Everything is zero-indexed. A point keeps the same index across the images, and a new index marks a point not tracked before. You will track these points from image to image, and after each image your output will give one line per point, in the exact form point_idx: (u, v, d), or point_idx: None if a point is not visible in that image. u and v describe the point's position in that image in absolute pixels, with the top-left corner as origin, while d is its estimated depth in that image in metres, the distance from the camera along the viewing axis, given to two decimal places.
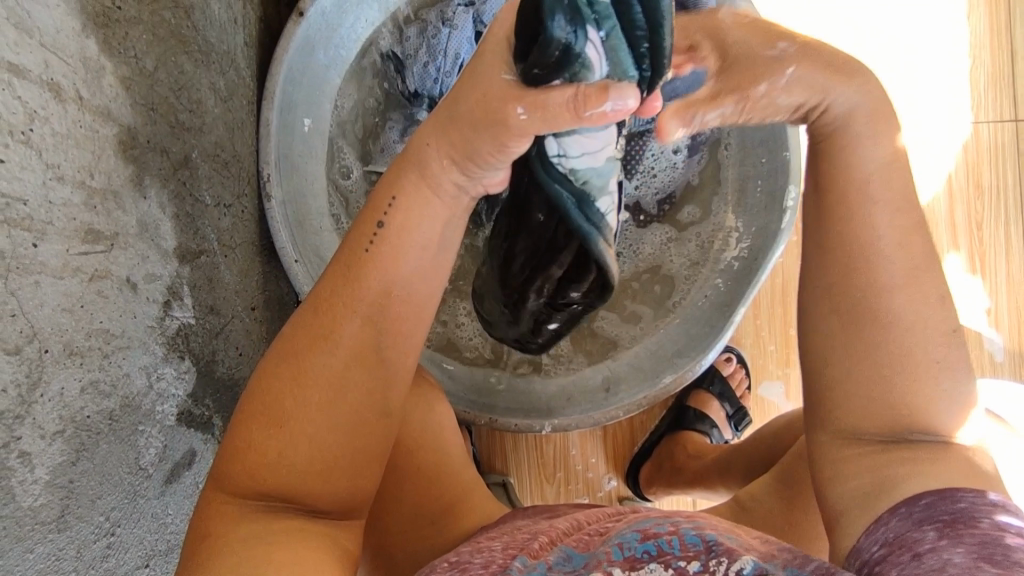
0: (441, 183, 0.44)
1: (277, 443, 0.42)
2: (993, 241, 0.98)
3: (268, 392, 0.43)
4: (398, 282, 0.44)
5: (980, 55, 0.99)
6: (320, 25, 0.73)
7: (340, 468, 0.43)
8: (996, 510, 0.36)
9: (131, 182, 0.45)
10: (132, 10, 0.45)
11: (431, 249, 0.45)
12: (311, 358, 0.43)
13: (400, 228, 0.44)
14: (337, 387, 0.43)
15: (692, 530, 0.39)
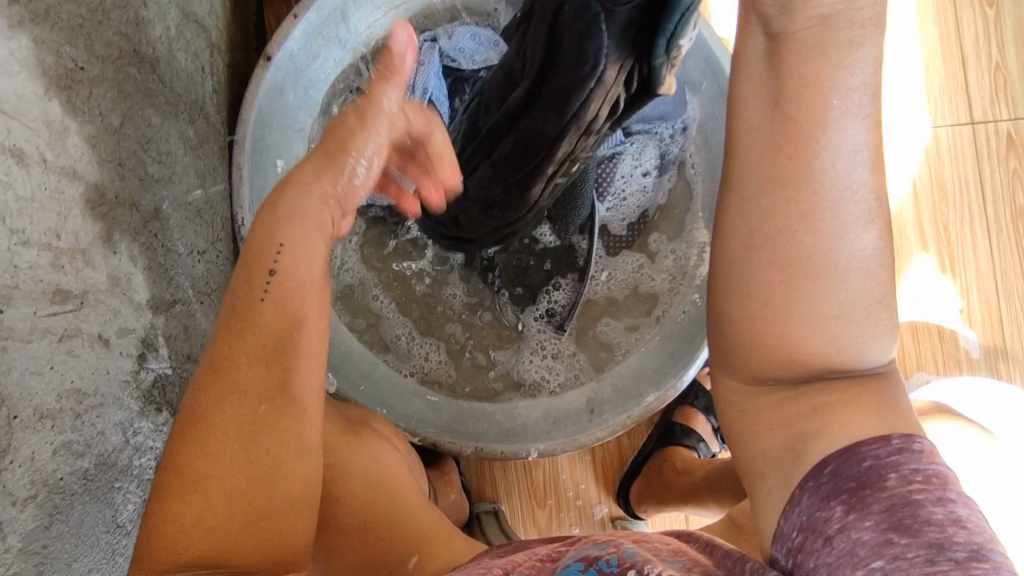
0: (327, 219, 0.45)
1: (187, 505, 0.36)
2: (960, 240, 1.00)
3: (173, 455, 0.38)
4: (293, 301, 0.41)
5: (934, 62, 1.02)
6: (288, 67, 0.75)
7: (262, 518, 0.38)
8: (902, 464, 0.36)
9: (101, 239, 0.45)
10: (95, 69, 0.46)
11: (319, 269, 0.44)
12: (212, 407, 0.38)
13: (288, 262, 0.42)
14: (247, 430, 0.38)
15: (632, 550, 0.40)
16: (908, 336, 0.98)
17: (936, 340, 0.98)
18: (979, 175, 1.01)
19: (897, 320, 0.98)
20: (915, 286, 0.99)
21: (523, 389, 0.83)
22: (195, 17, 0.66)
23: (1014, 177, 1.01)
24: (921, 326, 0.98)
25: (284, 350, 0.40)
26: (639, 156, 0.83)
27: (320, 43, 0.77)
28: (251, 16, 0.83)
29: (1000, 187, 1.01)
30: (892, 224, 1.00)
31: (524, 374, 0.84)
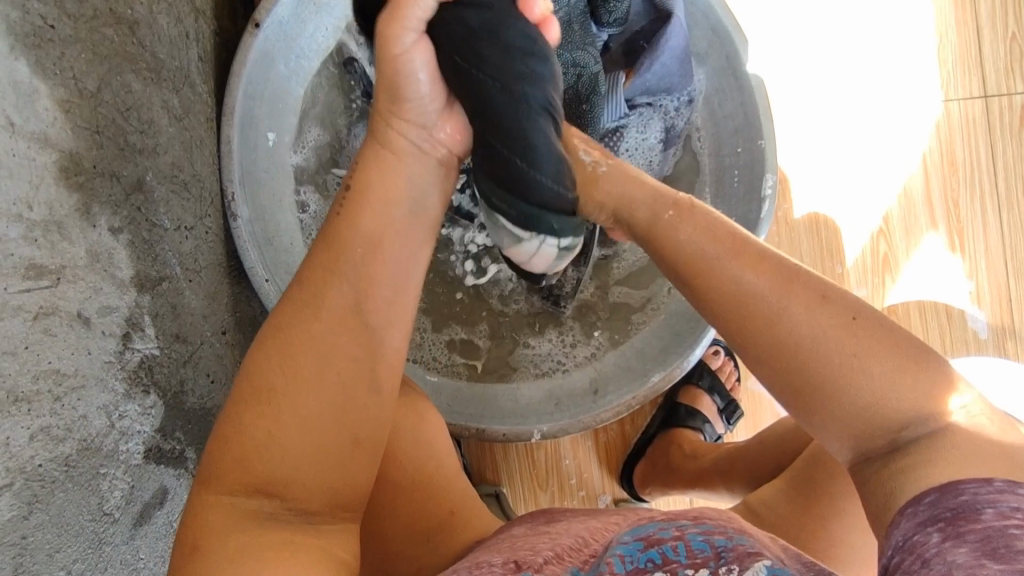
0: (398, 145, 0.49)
1: (262, 423, 0.42)
2: (970, 217, 0.98)
3: (258, 369, 0.43)
4: (374, 222, 0.47)
5: (947, 33, 0.99)
6: (278, 34, 0.71)
7: (328, 452, 0.43)
8: (1002, 501, 0.33)
9: (78, 212, 0.42)
10: (67, 28, 0.43)
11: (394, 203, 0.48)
12: (295, 329, 0.44)
13: (362, 186, 0.48)
14: (322, 361, 0.44)
15: (699, 536, 0.36)
16: (915, 316, 0.96)
17: (944, 320, 0.96)
18: (991, 149, 0.98)
19: (906, 299, 0.96)
20: (925, 266, 0.97)
21: (530, 374, 0.80)
22: None
23: None
24: (929, 304, 0.96)
25: (366, 289, 0.46)
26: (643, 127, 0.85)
27: (312, 9, 0.73)
28: None
29: (1012, 163, 0.99)
30: (901, 201, 0.97)
31: (541, 368, 0.81)
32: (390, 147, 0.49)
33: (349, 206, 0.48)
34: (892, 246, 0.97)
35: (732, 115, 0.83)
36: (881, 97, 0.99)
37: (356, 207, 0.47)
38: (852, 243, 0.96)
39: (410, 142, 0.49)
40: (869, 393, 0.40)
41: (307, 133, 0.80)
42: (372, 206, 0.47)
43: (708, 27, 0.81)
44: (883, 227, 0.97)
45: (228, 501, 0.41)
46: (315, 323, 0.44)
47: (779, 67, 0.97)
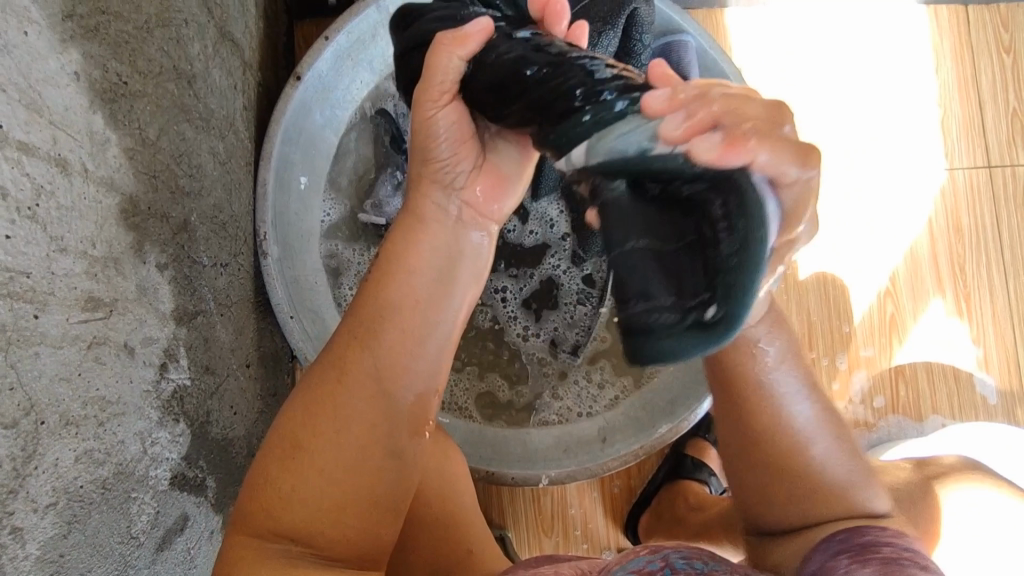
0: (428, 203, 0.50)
1: (290, 476, 0.43)
2: (976, 282, 1.00)
3: (294, 422, 0.45)
4: (408, 281, 0.47)
5: (951, 106, 1.03)
6: (316, 87, 0.76)
7: (352, 510, 0.44)
8: None
9: (132, 249, 0.45)
10: (137, 83, 0.47)
11: (431, 255, 0.48)
12: (330, 387, 0.45)
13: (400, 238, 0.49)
14: (350, 421, 0.45)
15: (681, 561, 0.39)
16: (923, 379, 0.97)
17: (951, 383, 0.97)
18: (995, 218, 1.02)
19: (913, 360, 0.97)
20: (931, 329, 0.98)
21: (552, 417, 0.83)
22: (231, 37, 0.68)
23: None
24: (936, 367, 0.98)
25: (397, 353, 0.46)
26: None
27: (349, 64, 0.78)
28: (281, 36, 0.85)
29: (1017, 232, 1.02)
30: (908, 263, 1.00)
31: (566, 414, 0.83)
32: (426, 201, 0.50)
33: (387, 260, 0.48)
34: (899, 308, 0.98)
35: None
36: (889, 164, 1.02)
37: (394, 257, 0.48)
38: (859, 303, 0.98)
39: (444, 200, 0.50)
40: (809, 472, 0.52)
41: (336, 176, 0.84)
42: (404, 263, 0.48)
43: None
44: (890, 287, 0.99)
45: (257, 544, 0.43)
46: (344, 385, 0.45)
47: None
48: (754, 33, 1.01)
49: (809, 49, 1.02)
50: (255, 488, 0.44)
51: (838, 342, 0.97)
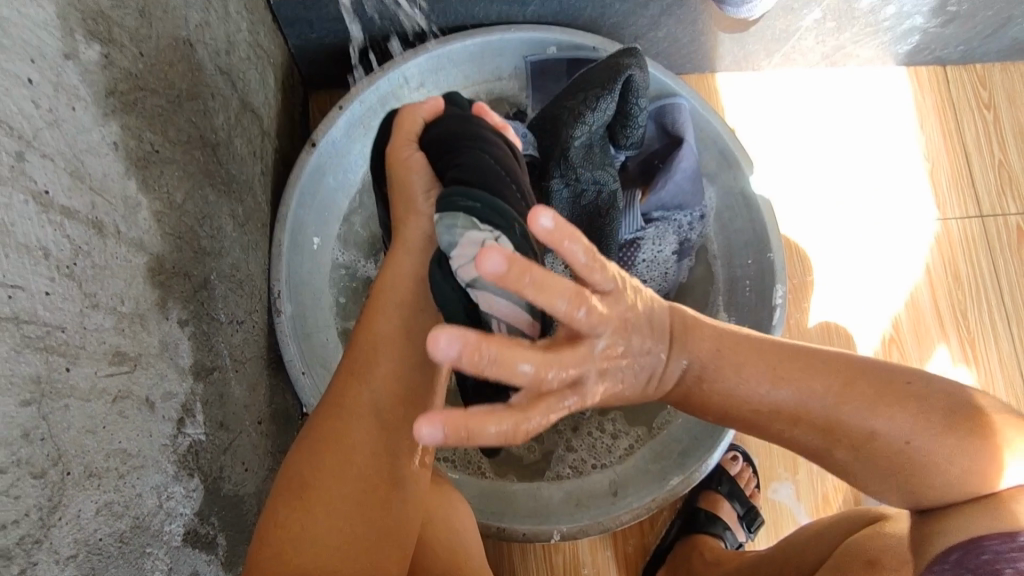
0: (410, 240, 0.54)
1: (296, 519, 0.47)
2: (980, 327, 1.01)
3: (297, 468, 0.49)
4: (392, 325, 0.53)
5: (938, 159, 1.07)
6: (330, 152, 0.80)
7: (358, 546, 0.48)
8: None
9: (156, 306, 0.47)
10: (167, 152, 0.50)
11: (411, 298, 0.54)
12: (332, 430, 0.50)
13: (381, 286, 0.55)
14: (349, 460, 0.49)
15: None
16: None
17: None
18: (992, 264, 1.03)
19: None
20: None
21: (567, 469, 0.82)
22: (252, 108, 0.72)
23: None
24: None
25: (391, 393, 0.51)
26: (659, 240, 0.92)
27: (361, 130, 0.83)
28: (297, 107, 0.90)
29: (1016, 278, 1.03)
30: (909, 310, 1.01)
31: (581, 467, 0.82)
32: (408, 237, 0.54)
33: (372, 307, 0.54)
34: (905, 355, 0.99)
35: (742, 229, 0.90)
36: (883, 215, 1.05)
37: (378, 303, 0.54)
38: (864, 350, 0.99)
39: (419, 235, 0.54)
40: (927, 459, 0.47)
41: (348, 237, 0.87)
42: (387, 309, 0.53)
43: (717, 150, 0.89)
44: (894, 334, 1.00)
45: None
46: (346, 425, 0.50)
47: (785, 186, 1.04)
48: (744, 96, 1.07)
49: (798, 109, 1.07)
50: (263, 535, 0.48)
51: None
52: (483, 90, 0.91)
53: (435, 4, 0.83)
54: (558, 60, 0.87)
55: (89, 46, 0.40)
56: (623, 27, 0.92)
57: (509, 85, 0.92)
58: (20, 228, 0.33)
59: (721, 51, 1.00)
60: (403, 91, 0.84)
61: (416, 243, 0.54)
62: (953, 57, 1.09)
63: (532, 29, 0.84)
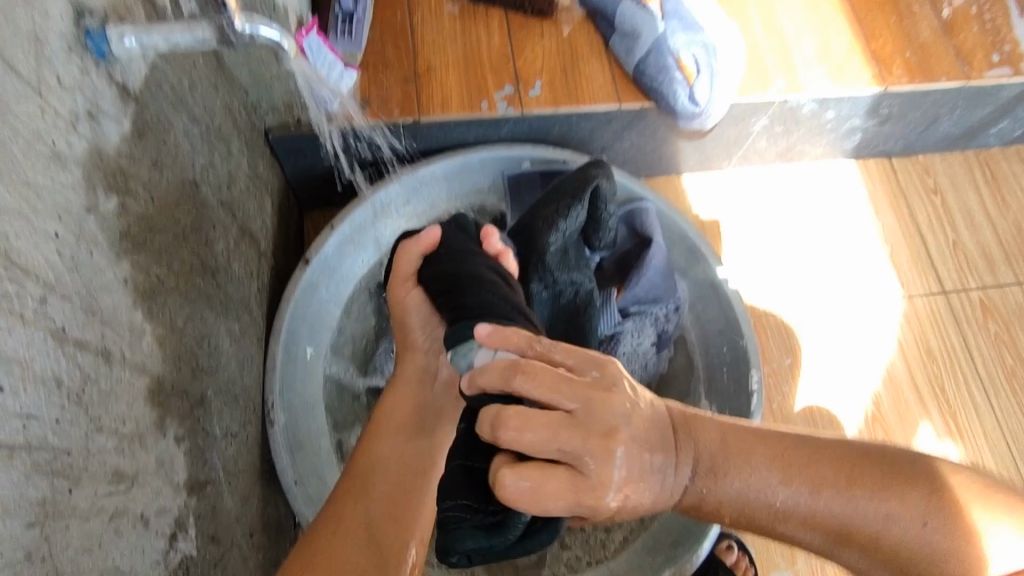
0: (410, 373, 0.65)
1: None
2: (959, 401, 1.04)
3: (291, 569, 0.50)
4: (389, 447, 0.62)
5: (895, 241, 1.14)
6: (322, 268, 0.87)
7: None
8: None
9: (154, 424, 0.51)
10: (171, 281, 0.56)
11: (407, 423, 0.63)
12: (329, 538, 0.53)
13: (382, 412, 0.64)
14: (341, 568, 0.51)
15: None
16: None
17: None
18: (963, 338, 1.08)
19: None
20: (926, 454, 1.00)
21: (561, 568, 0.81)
22: (250, 233, 0.79)
23: (998, 340, 1.08)
24: None
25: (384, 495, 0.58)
26: (638, 332, 0.96)
27: (352, 246, 0.90)
28: (293, 227, 0.98)
29: (987, 350, 1.07)
30: (888, 387, 1.04)
31: (575, 565, 0.81)
32: (409, 371, 0.65)
33: (374, 429, 0.63)
34: (890, 433, 1.01)
35: (714, 318, 0.94)
36: (851, 297, 1.10)
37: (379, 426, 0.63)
38: (848, 429, 1.01)
39: (417, 370, 0.65)
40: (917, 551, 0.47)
41: (340, 346, 0.91)
42: (386, 433, 0.62)
43: (684, 246, 0.96)
44: (876, 412, 1.02)
45: None
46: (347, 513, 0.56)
47: (755, 275, 1.10)
48: (709, 195, 1.15)
49: (759, 202, 1.15)
50: None
51: None
52: (465, 204, 0.99)
53: (418, 130, 0.92)
54: (532, 174, 0.95)
55: (106, 198, 0.46)
56: (589, 142, 1.02)
57: (488, 198, 0.99)
58: (37, 362, 0.37)
59: (682, 157, 1.10)
60: (390, 209, 0.92)
61: (416, 374, 0.65)
62: (896, 150, 1.19)
63: (508, 147, 0.93)
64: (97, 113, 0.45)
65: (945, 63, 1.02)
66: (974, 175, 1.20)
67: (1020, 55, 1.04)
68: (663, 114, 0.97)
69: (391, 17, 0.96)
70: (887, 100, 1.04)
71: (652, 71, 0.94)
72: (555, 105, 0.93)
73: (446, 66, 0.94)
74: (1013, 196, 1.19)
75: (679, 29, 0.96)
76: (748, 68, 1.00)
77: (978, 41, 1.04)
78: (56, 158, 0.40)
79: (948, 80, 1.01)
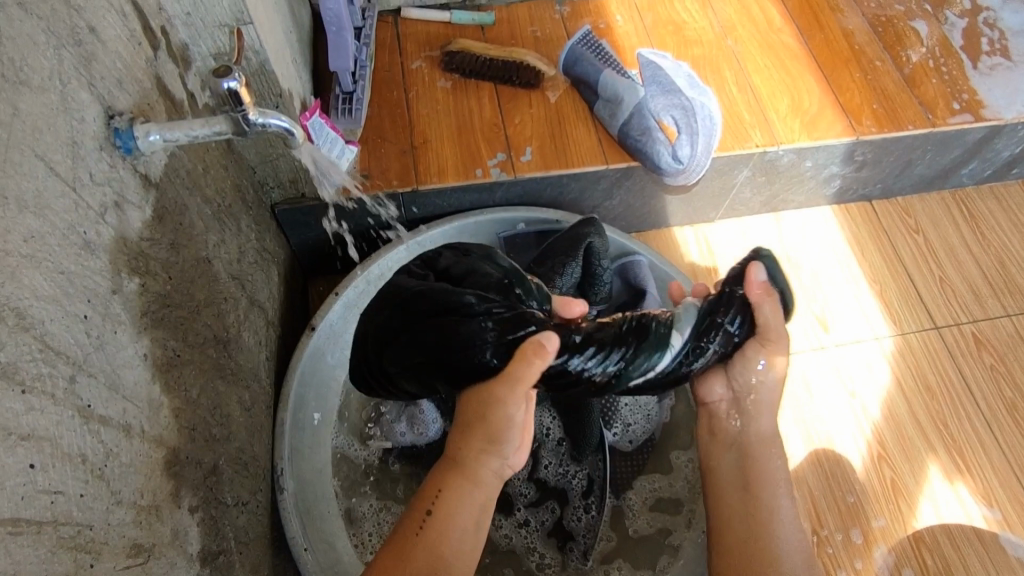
0: (483, 475, 0.59)
1: None
2: (964, 436, 1.04)
3: None
4: (449, 553, 0.57)
5: (884, 280, 1.17)
6: (328, 334, 0.89)
7: None
8: None
9: (170, 495, 0.52)
10: (186, 354, 0.58)
11: (469, 524, 0.59)
12: None
13: (446, 509, 0.58)
14: None
15: None
16: (947, 544, 0.96)
17: (977, 544, 0.96)
18: (960, 372, 1.09)
19: (931, 525, 0.97)
20: (937, 492, 1.00)
21: None
22: (258, 303, 0.82)
23: (995, 373, 1.09)
24: (954, 529, 0.97)
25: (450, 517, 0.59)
26: None
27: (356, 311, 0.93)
28: (299, 295, 1.01)
29: (984, 383, 1.08)
30: (891, 425, 1.05)
31: None
32: (482, 476, 0.59)
33: (434, 527, 0.58)
34: (898, 471, 1.01)
35: None
36: (846, 337, 1.12)
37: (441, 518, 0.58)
38: (856, 470, 1.01)
39: (492, 473, 0.60)
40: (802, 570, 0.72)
41: (346, 409, 0.92)
42: (450, 534, 0.58)
43: (679, 295, 0.99)
44: (882, 451, 1.02)
45: None
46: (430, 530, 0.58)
47: None
48: (699, 245, 1.19)
49: (748, 249, 1.19)
50: None
51: (845, 514, 0.97)
52: None
53: (416, 199, 0.97)
54: (527, 234, 0.99)
55: (129, 280, 0.49)
56: (581, 201, 1.06)
57: None
58: (66, 439, 0.39)
59: (670, 211, 1.14)
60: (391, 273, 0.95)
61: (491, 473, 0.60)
62: (875, 194, 1.24)
63: (503, 210, 0.97)
64: (123, 202, 0.49)
65: (909, 113, 1.09)
66: (952, 213, 1.24)
67: (979, 101, 1.10)
68: (648, 171, 1.02)
69: (389, 95, 1.03)
70: (860, 148, 1.10)
71: (635, 133, 0.99)
72: (546, 169, 0.98)
73: (441, 138, 0.99)
74: (993, 231, 1.23)
75: (658, 93, 1.01)
76: (725, 126, 1.06)
77: (938, 91, 1.11)
78: (86, 246, 0.44)
79: (914, 128, 1.08)
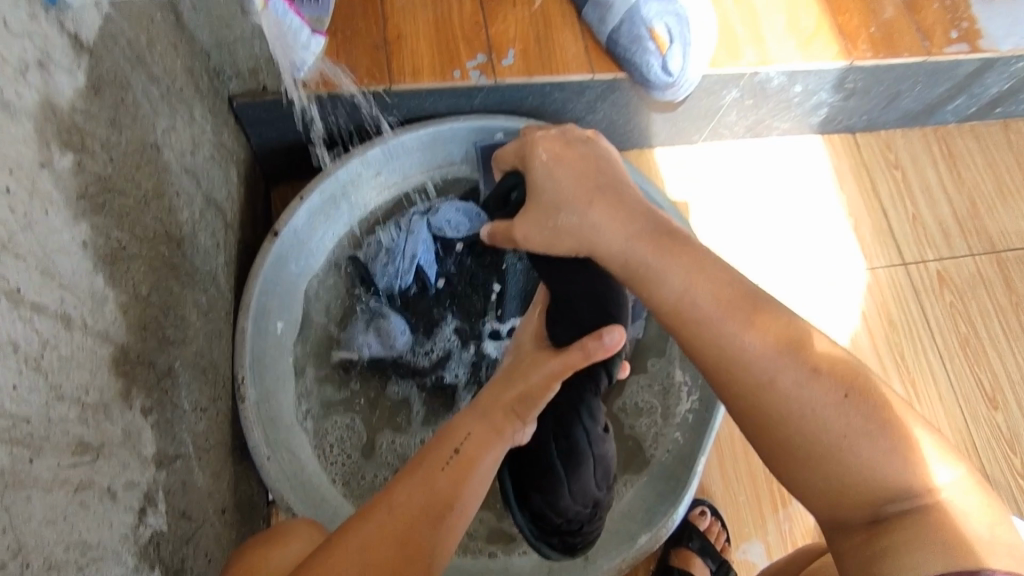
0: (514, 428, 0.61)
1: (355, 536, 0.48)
2: (918, 368, 1.08)
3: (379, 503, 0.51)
4: (457, 488, 0.54)
5: (859, 215, 1.17)
6: (293, 240, 0.85)
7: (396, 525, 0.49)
8: None
9: (120, 395, 0.48)
10: (134, 248, 0.53)
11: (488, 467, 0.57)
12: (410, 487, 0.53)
13: (465, 451, 0.57)
14: (421, 490, 0.52)
15: None
16: None
17: None
18: (921, 308, 1.12)
19: None
20: None
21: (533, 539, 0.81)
22: (216, 203, 0.76)
23: (952, 309, 1.12)
24: None
25: (446, 495, 0.53)
26: None
27: (321, 218, 0.88)
28: (260, 198, 0.95)
29: (943, 318, 1.11)
30: (852, 354, 1.07)
31: None
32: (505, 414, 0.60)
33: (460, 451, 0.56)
34: None
35: None
36: (818, 270, 1.13)
37: (467, 447, 0.57)
38: None
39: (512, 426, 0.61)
40: (739, 351, 0.52)
41: (310, 321, 0.89)
42: (472, 451, 0.57)
43: None
44: None
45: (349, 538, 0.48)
46: (391, 500, 0.51)
47: (726, 247, 1.12)
48: (681, 169, 1.16)
49: (729, 175, 1.17)
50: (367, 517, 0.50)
51: None
52: (437, 175, 0.97)
53: (388, 99, 0.90)
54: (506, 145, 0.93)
55: (62, 156, 0.43)
56: (563, 112, 1.01)
57: (463, 170, 0.98)
58: None
59: (654, 130, 1.10)
60: (360, 180, 0.90)
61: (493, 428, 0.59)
62: (860, 125, 1.21)
63: (481, 117, 0.90)
64: (48, 62, 0.43)
65: (907, 39, 1.05)
66: (932, 150, 1.23)
67: (977, 32, 1.07)
68: (635, 85, 0.97)
69: None
70: (852, 74, 1.06)
71: (625, 41, 0.93)
72: (528, 75, 0.92)
73: (418, 35, 0.91)
74: (969, 170, 1.23)
75: None
76: (719, 40, 1.01)
77: (938, 18, 1.07)
78: (5, 107, 0.38)
79: (910, 56, 1.04)
